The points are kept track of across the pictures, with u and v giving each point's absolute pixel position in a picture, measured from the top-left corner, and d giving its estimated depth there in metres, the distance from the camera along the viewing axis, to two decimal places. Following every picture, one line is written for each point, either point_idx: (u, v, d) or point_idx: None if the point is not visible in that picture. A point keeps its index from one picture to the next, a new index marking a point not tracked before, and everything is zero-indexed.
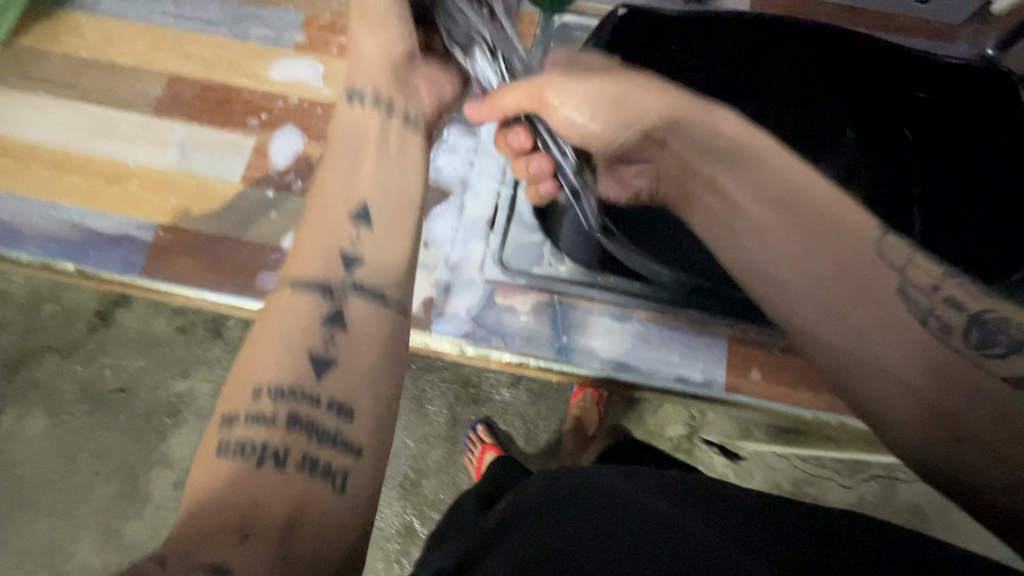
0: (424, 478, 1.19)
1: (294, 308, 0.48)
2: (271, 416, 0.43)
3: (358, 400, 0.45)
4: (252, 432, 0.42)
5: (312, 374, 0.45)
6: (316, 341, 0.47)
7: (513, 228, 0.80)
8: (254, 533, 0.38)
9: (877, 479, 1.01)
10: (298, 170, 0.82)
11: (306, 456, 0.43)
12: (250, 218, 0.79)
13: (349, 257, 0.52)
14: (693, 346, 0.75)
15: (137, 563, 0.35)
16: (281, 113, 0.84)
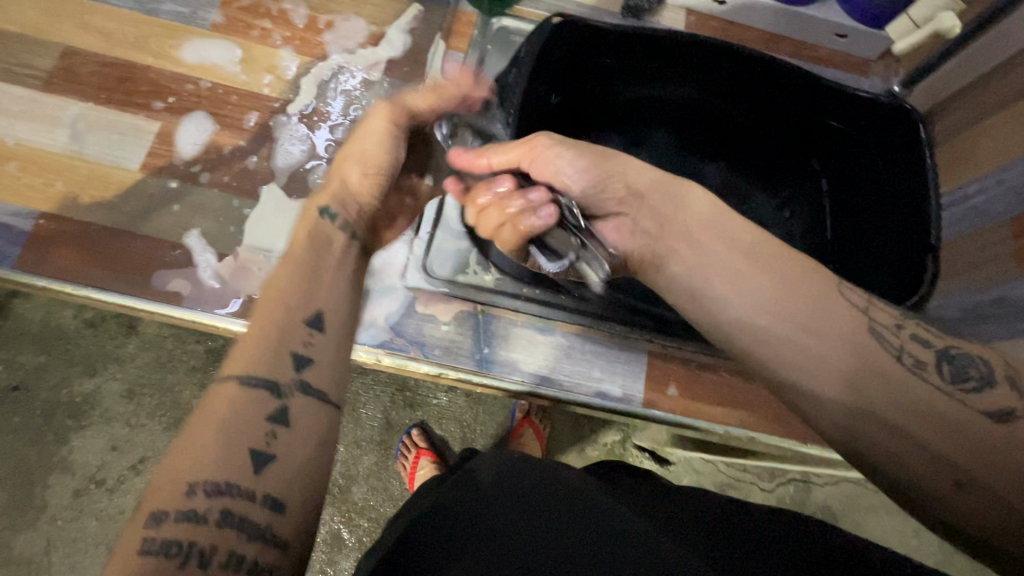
0: (354, 483, 1.11)
1: (237, 401, 0.45)
2: (202, 513, 0.40)
3: (286, 491, 0.43)
4: (180, 532, 0.39)
5: (246, 468, 0.42)
6: (256, 437, 0.44)
7: (438, 236, 0.77)
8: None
9: (792, 483, 1.12)
10: (207, 161, 0.76)
11: (230, 552, 0.40)
12: (148, 210, 0.73)
13: (301, 345, 0.49)
14: (615, 359, 0.75)
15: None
16: (191, 98, 0.78)
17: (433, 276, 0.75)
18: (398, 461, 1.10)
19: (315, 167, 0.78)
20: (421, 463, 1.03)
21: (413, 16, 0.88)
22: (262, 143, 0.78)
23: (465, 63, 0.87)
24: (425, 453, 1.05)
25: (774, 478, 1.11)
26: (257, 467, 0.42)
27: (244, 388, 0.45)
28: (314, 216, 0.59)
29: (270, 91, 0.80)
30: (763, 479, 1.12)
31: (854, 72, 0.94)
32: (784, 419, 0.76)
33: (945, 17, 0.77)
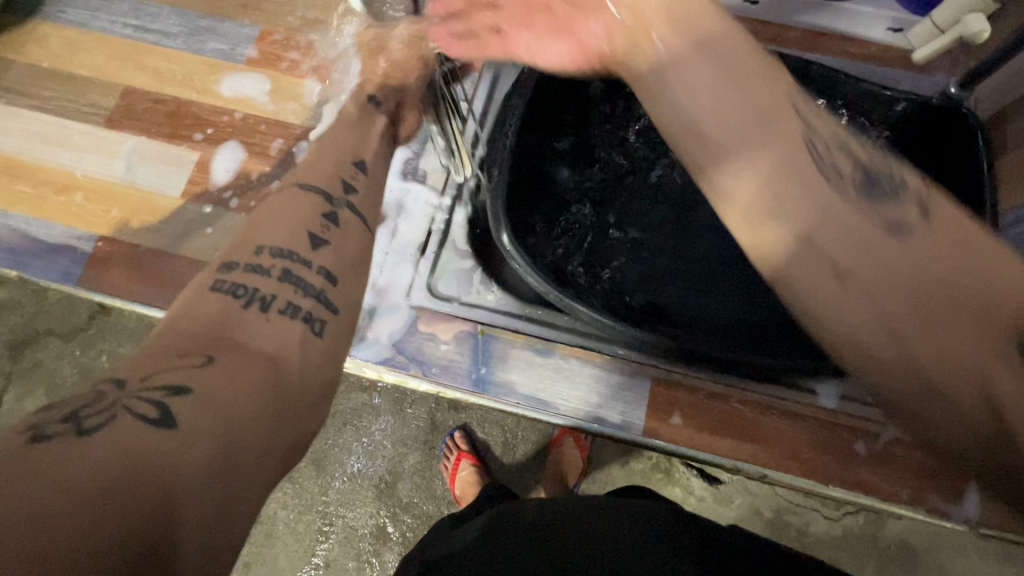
0: (399, 479, 1.04)
1: (296, 202, 0.53)
2: (268, 267, 0.48)
3: (338, 268, 0.51)
4: (249, 280, 0.46)
5: (305, 242, 0.50)
6: (312, 224, 0.52)
7: (444, 256, 0.79)
8: (225, 351, 0.41)
9: (864, 512, 0.91)
10: (237, 186, 0.83)
11: (289, 303, 0.47)
12: (185, 233, 0.81)
13: (348, 177, 0.58)
14: (616, 385, 0.73)
15: (100, 383, 0.37)
16: (227, 129, 0.86)
17: (435, 296, 0.77)
18: (440, 462, 1.03)
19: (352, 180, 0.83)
20: (463, 465, 0.97)
21: None
22: (286, 168, 0.84)
23: (479, 82, 0.87)
24: (466, 455, 0.99)
25: (841, 506, 0.92)
26: (313, 244, 0.51)
27: (303, 191, 0.54)
28: (361, 102, 0.69)
29: (295, 118, 0.86)
30: (827, 508, 0.92)
31: (916, 70, 0.83)
32: (801, 456, 0.71)
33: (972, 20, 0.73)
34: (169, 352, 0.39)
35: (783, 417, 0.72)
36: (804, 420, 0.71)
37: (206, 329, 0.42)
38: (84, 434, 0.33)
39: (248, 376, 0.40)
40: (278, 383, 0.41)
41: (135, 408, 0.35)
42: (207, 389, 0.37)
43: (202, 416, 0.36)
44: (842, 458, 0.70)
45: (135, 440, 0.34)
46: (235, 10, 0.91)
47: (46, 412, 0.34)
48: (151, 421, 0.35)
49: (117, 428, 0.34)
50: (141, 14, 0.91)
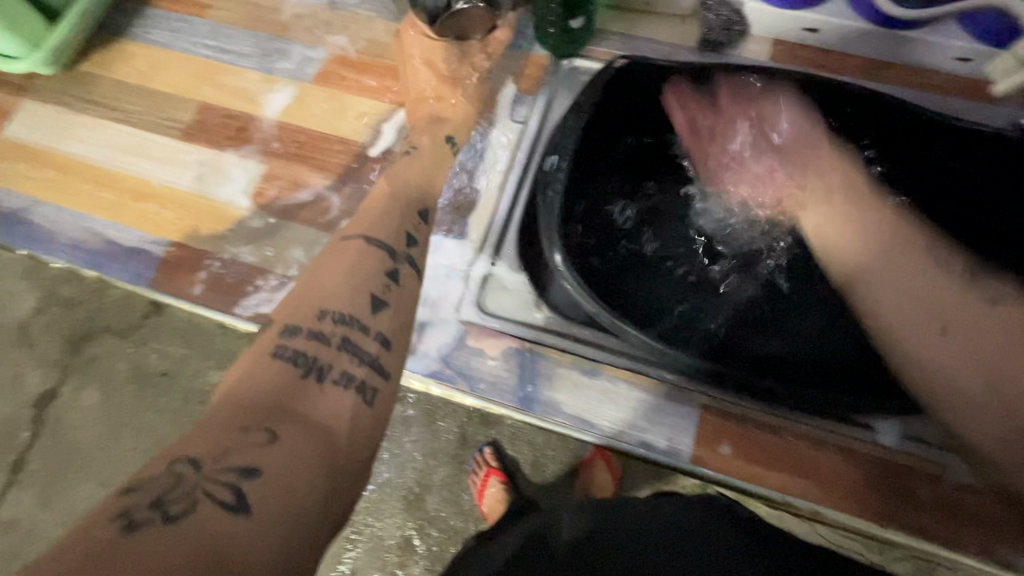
0: (428, 492, 1.05)
1: (362, 255, 0.58)
2: (327, 335, 0.52)
3: (391, 331, 0.55)
4: (309, 345, 0.51)
5: (367, 307, 0.55)
6: (376, 284, 0.57)
7: (494, 273, 0.80)
8: (287, 426, 0.45)
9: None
10: (299, 199, 0.87)
11: (345, 372, 0.51)
12: (249, 241, 0.85)
13: (412, 231, 0.64)
14: (662, 411, 0.72)
15: (172, 464, 0.41)
16: (292, 144, 0.90)
17: (484, 312, 0.78)
18: (467, 477, 1.04)
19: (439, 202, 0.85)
20: (491, 482, 0.98)
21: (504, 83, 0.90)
22: (345, 182, 0.87)
23: (533, 105, 0.89)
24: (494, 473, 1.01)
25: None
26: (374, 306, 0.55)
27: (368, 245, 0.59)
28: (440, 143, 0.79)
29: (355, 135, 0.90)
30: None
31: (980, 100, 0.81)
32: (856, 495, 0.68)
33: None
34: (238, 425, 0.44)
35: (836, 452, 0.69)
36: (858, 458, 0.69)
37: (268, 398, 0.47)
38: (171, 519, 0.38)
39: (302, 453, 0.44)
40: (333, 454, 0.45)
41: (216, 495, 0.39)
42: (271, 471, 0.42)
43: (272, 498, 0.41)
44: (899, 501, 0.67)
45: (215, 524, 0.39)
46: (305, 33, 0.96)
47: (126, 498, 0.39)
48: (229, 506, 0.39)
49: (199, 517, 0.39)
50: (219, 35, 0.97)
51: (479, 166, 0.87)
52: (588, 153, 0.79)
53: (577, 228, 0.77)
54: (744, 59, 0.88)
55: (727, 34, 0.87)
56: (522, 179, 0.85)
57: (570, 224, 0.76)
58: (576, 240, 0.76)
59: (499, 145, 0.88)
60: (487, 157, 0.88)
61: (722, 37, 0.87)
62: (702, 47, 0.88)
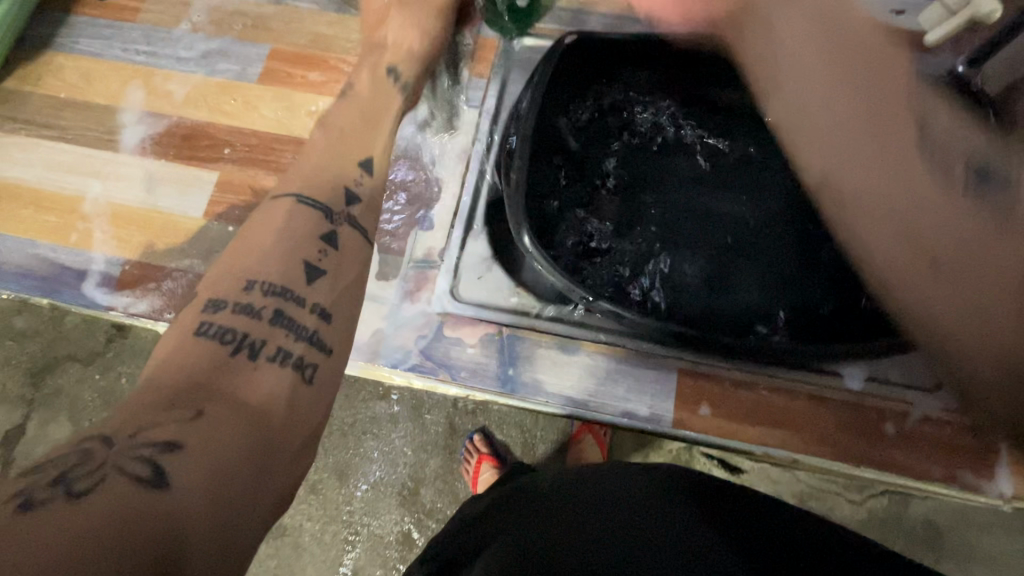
0: (422, 485, 1.05)
1: (294, 218, 0.57)
2: (258, 309, 0.50)
3: (329, 303, 0.54)
4: (237, 320, 0.49)
5: (301, 277, 0.53)
6: (311, 251, 0.55)
7: (464, 259, 0.80)
8: (212, 402, 0.44)
9: (887, 494, 0.90)
10: (257, 204, 0.84)
11: (279, 347, 0.49)
12: (210, 252, 0.82)
13: (350, 187, 0.62)
14: (642, 380, 0.74)
15: (83, 441, 0.39)
16: (244, 148, 0.87)
17: (459, 301, 0.78)
18: (461, 466, 1.04)
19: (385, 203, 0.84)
20: (484, 467, 0.97)
21: None
22: None
23: (487, 87, 0.89)
24: (488, 458, 0.99)
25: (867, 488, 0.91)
26: (310, 275, 0.54)
27: (299, 206, 0.58)
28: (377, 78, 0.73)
29: (309, 133, 0.88)
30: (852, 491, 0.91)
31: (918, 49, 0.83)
32: (830, 439, 0.71)
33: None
34: (164, 404, 0.42)
35: (810, 401, 0.72)
36: (830, 403, 0.72)
37: (194, 378, 0.45)
38: (79, 495, 0.35)
39: (235, 424, 0.43)
40: (260, 424, 0.45)
41: (134, 470, 0.38)
42: (197, 443, 0.41)
43: (196, 473, 0.39)
44: (871, 439, 0.71)
45: (128, 496, 0.37)
46: (245, 31, 0.93)
47: (33, 478, 0.36)
48: (145, 481, 0.38)
49: (109, 489, 0.36)
50: (153, 40, 0.93)
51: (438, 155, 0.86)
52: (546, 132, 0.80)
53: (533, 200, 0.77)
54: None
55: None
56: (484, 163, 0.85)
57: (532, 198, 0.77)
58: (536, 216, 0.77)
59: (457, 135, 0.87)
60: (446, 145, 0.87)
61: None
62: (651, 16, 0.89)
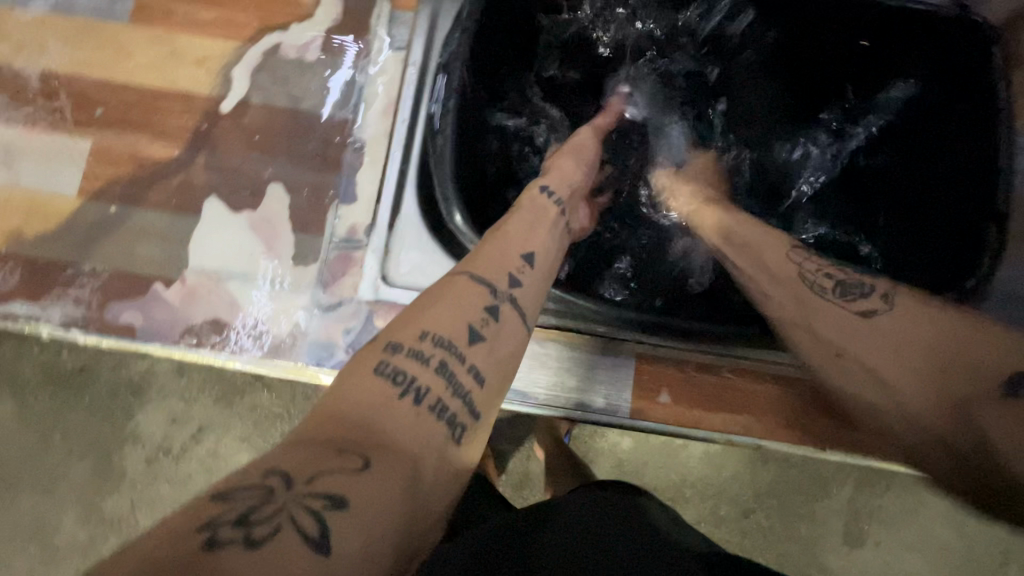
0: None
1: (461, 292, 0.49)
2: (427, 356, 0.44)
3: (405, 336, 0.45)
4: (408, 364, 0.43)
5: (463, 334, 0.47)
6: (474, 317, 0.48)
7: (396, 239, 0.69)
8: (378, 452, 0.38)
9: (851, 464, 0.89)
10: (143, 178, 0.71)
11: (437, 400, 0.43)
12: (91, 239, 0.69)
13: (516, 273, 0.53)
14: (600, 369, 0.67)
15: (267, 476, 0.35)
16: (121, 108, 0.72)
17: (392, 289, 0.68)
18: None
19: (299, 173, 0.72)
20: None
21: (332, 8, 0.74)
22: (197, 150, 0.71)
23: (413, 23, 0.73)
24: None
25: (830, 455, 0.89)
26: (471, 337, 0.47)
27: (471, 282, 0.50)
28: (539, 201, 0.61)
29: (199, 87, 0.73)
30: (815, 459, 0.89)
31: None
32: (797, 423, 0.66)
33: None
34: (333, 447, 0.37)
35: (777, 384, 0.67)
36: (798, 384, 0.67)
37: (354, 420, 0.40)
38: (254, 545, 0.31)
39: (390, 490, 0.37)
40: (418, 494, 0.39)
41: (301, 523, 0.33)
42: (363, 499, 0.35)
43: (357, 538, 0.34)
44: (839, 422, 0.66)
45: (296, 561, 0.31)
46: None
47: (218, 508, 0.33)
48: (312, 542, 0.32)
49: (283, 546, 0.32)
50: None
51: (359, 113, 0.73)
52: (495, 88, 0.75)
53: (467, 165, 0.69)
54: None
55: None
56: (413, 119, 0.70)
57: (463, 166, 0.68)
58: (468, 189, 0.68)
59: (380, 86, 0.73)
60: (368, 100, 0.73)
61: None
62: None
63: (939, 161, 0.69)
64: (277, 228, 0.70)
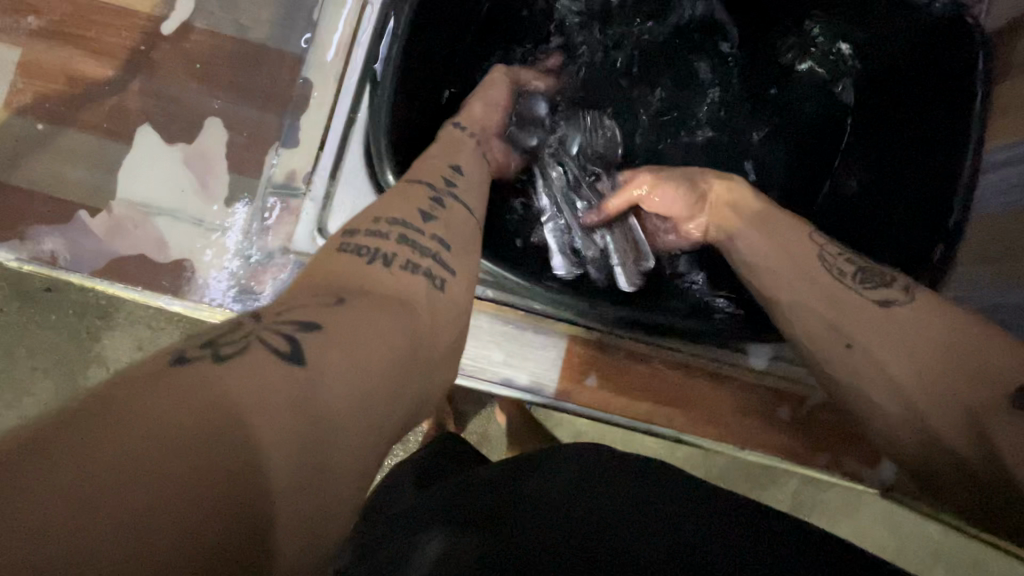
0: None
1: (400, 193, 0.49)
2: (385, 231, 0.44)
3: (361, 223, 0.45)
4: (369, 241, 0.43)
5: (416, 217, 0.47)
6: (420, 202, 0.48)
7: (336, 189, 0.66)
8: (360, 295, 0.38)
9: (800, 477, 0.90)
10: (74, 97, 0.67)
11: (408, 261, 0.43)
12: (16, 156, 0.66)
13: (450, 177, 0.54)
14: (530, 345, 0.66)
15: (240, 316, 0.36)
16: (54, 17, 0.67)
17: (327, 241, 0.65)
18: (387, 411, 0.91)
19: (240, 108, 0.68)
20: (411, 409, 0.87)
21: None
22: (133, 74, 0.67)
23: None
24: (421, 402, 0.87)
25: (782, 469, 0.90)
26: (425, 218, 0.47)
27: (407, 186, 0.50)
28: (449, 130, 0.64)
29: (139, 4, 0.68)
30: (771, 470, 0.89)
31: None
32: (722, 420, 0.66)
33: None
34: (312, 291, 0.38)
35: (707, 378, 0.66)
36: (729, 381, 0.66)
37: (337, 275, 0.40)
38: (221, 360, 0.30)
39: (383, 323, 0.37)
40: (407, 333, 0.38)
41: (272, 343, 0.32)
42: (340, 327, 0.35)
43: (340, 355, 0.33)
44: (765, 421, 0.66)
45: (272, 368, 0.31)
46: None
47: (190, 339, 0.33)
48: (285, 354, 0.32)
49: (255, 359, 0.31)
50: None
51: (306, 50, 0.68)
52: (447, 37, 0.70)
53: (405, 117, 0.64)
54: None
55: None
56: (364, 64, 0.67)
57: (401, 117, 0.63)
58: (404, 145, 0.64)
59: (332, 24, 0.68)
60: (316, 38, 0.68)
61: None
62: None
63: (911, 170, 0.66)
64: (210, 164, 0.67)
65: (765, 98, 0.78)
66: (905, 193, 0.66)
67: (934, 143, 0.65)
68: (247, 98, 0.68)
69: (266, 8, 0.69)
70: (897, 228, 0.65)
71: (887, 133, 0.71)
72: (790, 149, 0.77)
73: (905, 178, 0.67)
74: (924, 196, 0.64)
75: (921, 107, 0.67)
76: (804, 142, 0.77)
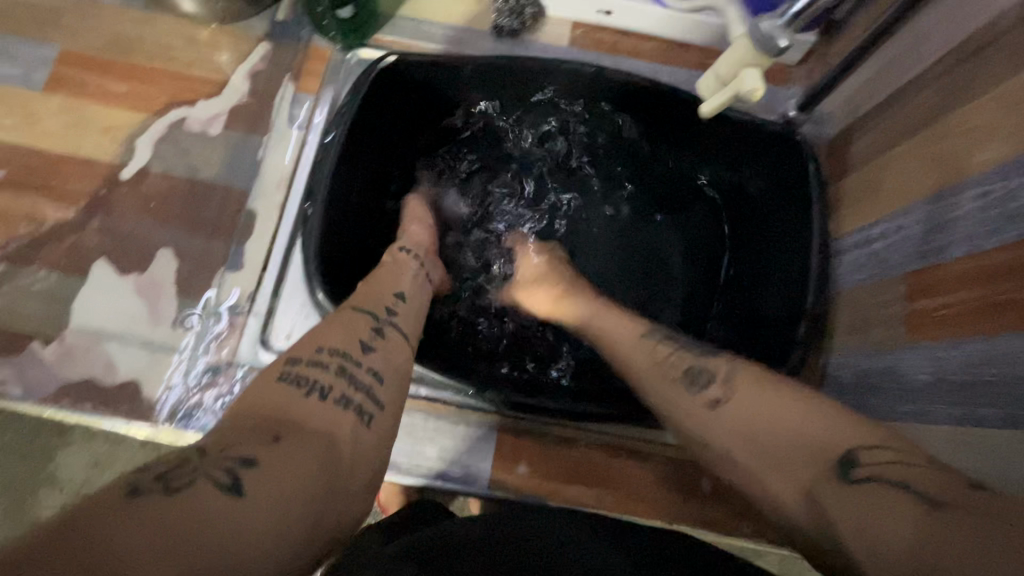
0: None
1: (338, 324, 0.54)
2: (320, 364, 0.48)
3: (292, 353, 0.50)
4: (305, 374, 0.47)
5: (348, 352, 0.51)
6: (356, 334, 0.53)
7: (277, 306, 0.72)
8: (292, 430, 0.42)
9: None
10: (36, 238, 0.73)
11: (341, 397, 0.46)
12: None
13: (392, 305, 0.59)
14: (464, 438, 0.70)
15: (186, 449, 0.39)
16: (22, 170, 0.75)
17: (268, 353, 0.70)
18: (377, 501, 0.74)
19: (189, 239, 0.75)
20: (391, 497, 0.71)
21: (240, 90, 0.81)
22: (92, 214, 0.75)
23: (314, 106, 0.80)
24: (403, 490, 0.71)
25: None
26: (357, 353, 0.51)
27: (347, 314, 0.55)
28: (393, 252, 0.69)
29: (103, 154, 0.77)
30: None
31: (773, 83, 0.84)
32: (647, 498, 0.69)
33: (745, 77, 0.64)
34: (250, 429, 0.41)
35: (629, 457, 0.71)
36: (652, 460, 0.71)
37: (269, 411, 0.43)
38: (173, 493, 0.35)
39: (310, 453, 0.41)
40: (335, 464, 0.42)
41: (217, 478, 0.36)
42: (274, 464, 0.38)
43: (273, 488, 0.37)
44: (686, 495, 0.70)
45: (210, 503, 0.35)
46: (28, 26, 0.80)
47: (137, 474, 0.37)
48: (226, 488, 0.36)
49: (196, 496, 0.35)
50: None
51: (252, 184, 0.77)
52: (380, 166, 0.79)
53: (336, 238, 0.71)
54: (544, 46, 0.84)
55: (519, 20, 0.82)
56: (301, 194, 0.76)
57: (332, 239, 0.70)
58: (334, 263, 0.70)
59: (276, 161, 0.78)
60: (261, 173, 0.77)
61: (514, 22, 0.82)
62: (498, 31, 0.83)
63: (783, 264, 0.75)
64: (161, 291, 0.73)
65: (656, 202, 0.86)
66: (781, 288, 0.74)
67: (795, 240, 0.74)
68: (196, 230, 0.76)
69: (217, 151, 0.79)
70: (777, 320, 0.73)
71: (763, 230, 0.79)
72: (685, 248, 0.85)
73: (778, 275, 0.75)
74: (791, 291, 0.72)
75: (784, 206, 0.76)
76: (696, 241, 0.85)
